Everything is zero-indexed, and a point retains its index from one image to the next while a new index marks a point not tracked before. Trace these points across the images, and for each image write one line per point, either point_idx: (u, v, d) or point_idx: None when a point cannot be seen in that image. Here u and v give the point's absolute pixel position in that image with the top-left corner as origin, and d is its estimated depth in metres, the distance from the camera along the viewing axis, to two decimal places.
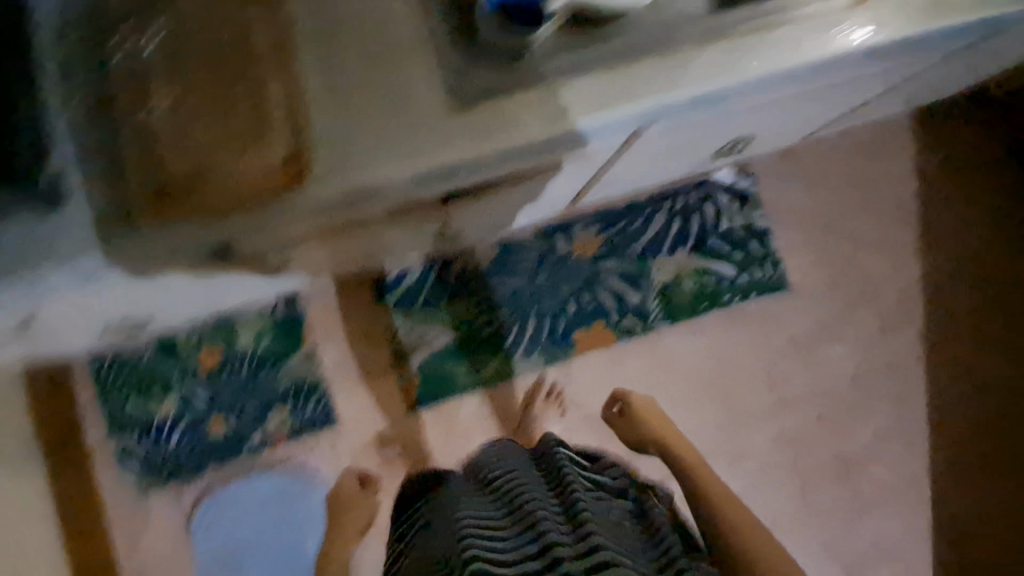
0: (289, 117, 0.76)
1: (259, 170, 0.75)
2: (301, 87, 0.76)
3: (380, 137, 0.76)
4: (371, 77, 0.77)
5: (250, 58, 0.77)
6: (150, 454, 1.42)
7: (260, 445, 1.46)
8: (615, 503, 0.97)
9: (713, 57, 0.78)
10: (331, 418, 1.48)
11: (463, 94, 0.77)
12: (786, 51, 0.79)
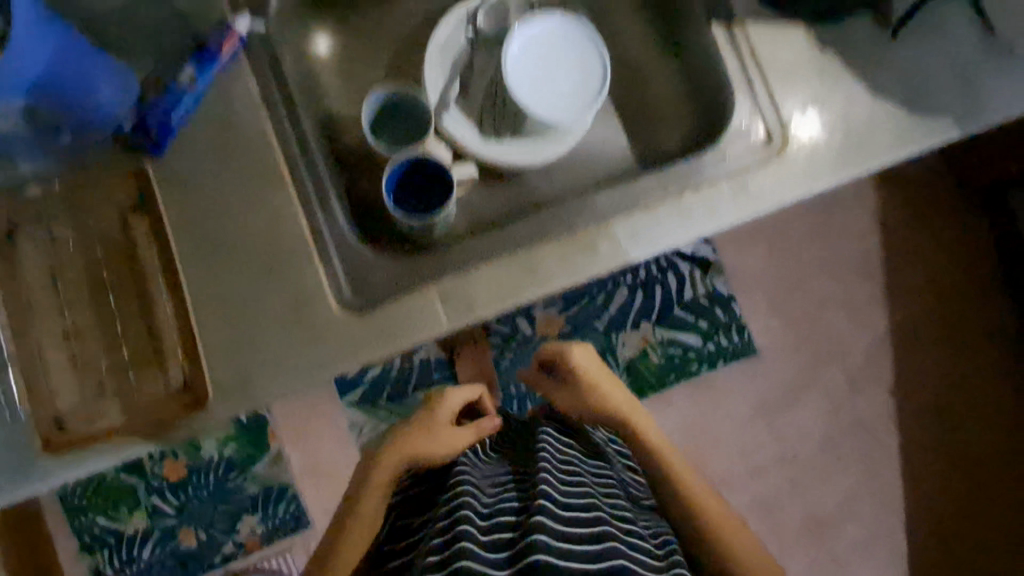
0: (183, 353, 0.69)
1: (153, 411, 0.68)
2: (194, 314, 0.69)
3: (278, 359, 0.69)
4: (274, 294, 0.70)
5: (135, 288, 0.69)
6: (121, 568, 1.37)
7: (235, 551, 1.40)
8: (627, 491, 0.81)
9: (625, 229, 0.75)
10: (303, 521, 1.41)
11: (370, 298, 0.72)
12: (697, 220, 0.75)
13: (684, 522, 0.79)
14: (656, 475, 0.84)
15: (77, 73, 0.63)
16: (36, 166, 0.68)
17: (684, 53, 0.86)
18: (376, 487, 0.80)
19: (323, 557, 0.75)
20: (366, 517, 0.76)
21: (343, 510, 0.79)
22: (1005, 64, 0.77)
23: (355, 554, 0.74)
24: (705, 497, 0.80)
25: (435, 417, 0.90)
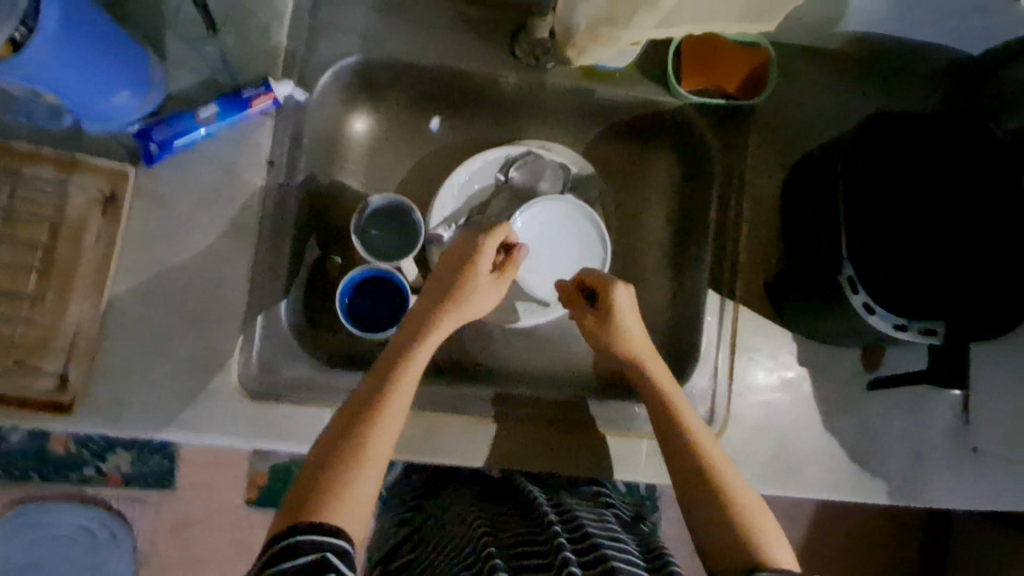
0: (69, 356, 0.67)
1: (20, 397, 0.66)
2: (104, 324, 0.68)
3: (158, 400, 0.69)
4: (186, 340, 0.69)
5: (59, 276, 0.68)
6: None
7: (91, 478, 1.10)
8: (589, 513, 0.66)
9: (537, 440, 0.75)
10: (170, 477, 1.15)
11: (270, 387, 0.71)
12: (608, 464, 0.75)
13: (701, 502, 0.61)
14: (680, 474, 0.63)
15: (101, 79, 0.63)
16: (31, 124, 0.68)
17: (680, 289, 0.82)
18: (412, 371, 0.61)
19: (318, 464, 0.55)
20: (404, 378, 0.60)
21: (364, 390, 0.59)
22: (954, 462, 0.79)
23: (384, 448, 0.56)
24: (726, 466, 0.63)
25: (467, 240, 0.70)
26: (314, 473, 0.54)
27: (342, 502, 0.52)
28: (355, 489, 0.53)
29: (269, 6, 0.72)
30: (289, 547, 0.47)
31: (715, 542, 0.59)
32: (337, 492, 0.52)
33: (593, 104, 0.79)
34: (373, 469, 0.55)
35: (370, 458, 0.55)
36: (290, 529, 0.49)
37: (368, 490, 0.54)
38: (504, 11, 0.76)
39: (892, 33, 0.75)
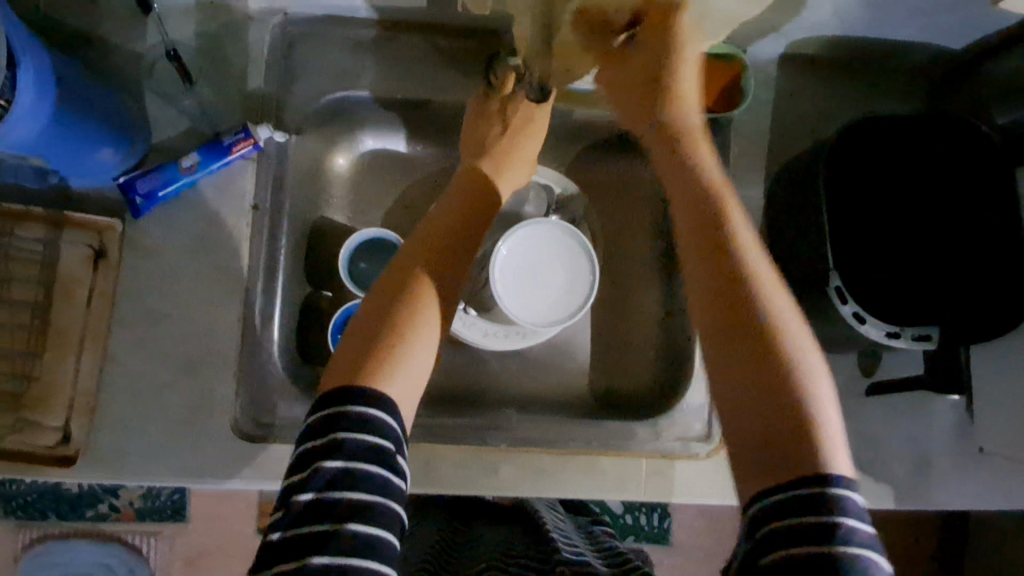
0: (70, 410, 0.68)
1: (24, 452, 0.67)
2: (102, 377, 0.69)
3: (160, 447, 0.70)
4: (183, 386, 0.70)
5: (56, 331, 0.69)
6: None
7: (106, 513, 1.13)
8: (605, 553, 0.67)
9: (535, 465, 0.75)
10: (183, 510, 1.15)
11: (267, 427, 0.72)
12: (608, 485, 0.75)
13: (746, 365, 0.44)
14: (705, 309, 0.47)
15: (83, 139, 0.64)
16: (21, 187, 0.70)
17: (671, 303, 0.82)
18: (455, 251, 0.61)
19: (374, 316, 0.55)
20: (449, 263, 0.60)
21: (405, 264, 0.59)
22: (963, 465, 0.78)
23: (435, 326, 0.56)
24: (774, 289, 0.47)
25: (488, 108, 0.72)
26: (370, 328, 0.54)
27: (397, 365, 0.52)
28: (409, 359, 0.53)
29: (244, 52, 0.73)
30: (354, 420, 0.47)
31: (736, 444, 0.44)
32: (391, 355, 0.52)
33: (572, 125, 0.79)
34: (425, 338, 0.55)
35: (420, 328, 0.55)
36: (340, 389, 0.49)
37: (421, 358, 0.54)
38: (478, 38, 0.77)
39: (868, 35, 0.74)
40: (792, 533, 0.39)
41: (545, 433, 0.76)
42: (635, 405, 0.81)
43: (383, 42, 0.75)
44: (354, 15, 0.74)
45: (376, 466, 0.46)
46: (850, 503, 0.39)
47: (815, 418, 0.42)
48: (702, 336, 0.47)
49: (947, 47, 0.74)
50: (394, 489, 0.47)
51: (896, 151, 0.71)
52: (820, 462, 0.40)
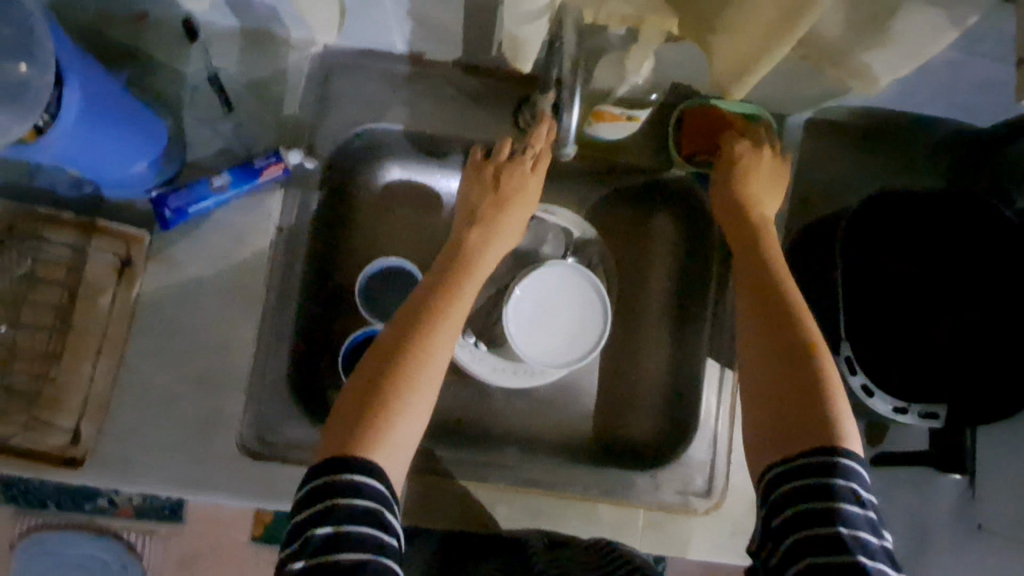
0: (81, 415, 0.70)
1: (33, 451, 0.69)
2: (116, 383, 0.71)
3: (165, 458, 0.71)
4: (193, 400, 0.72)
5: (75, 336, 0.70)
6: None
7: (104, 508, 1.13)
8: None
9: (533, 505, 0.75)
10: (179, 511, 1.15)
11: (271, 446, 0.73)
12: (604, 531, 0.75)
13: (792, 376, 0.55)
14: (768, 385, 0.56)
15: (120, 153, 0.66)
16: (56, 196, 0.72)
17: (679, 354, 0.82)
18: (447, 317, 0.61)
19: (369, 385, 0.56)
20: (441, 330, 0.60)
21: (397, 331, 0.59)
22: None
23: (429, 394, 0.57)
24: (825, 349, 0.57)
25: (484, 168, 0.73)
26: (360, 396, 0.55)
27: (386, 439, 0.53)
28: (399, 433, 0.54)
29: (282, 79, 0.75)
30: (344, 489, 0.49)
31: (767, 431, 0.54)
32: (381, 430, 0.53)
33: (595, 171, 0.81)
34: (415, 409, 0.56)
35: (412, 399, 0.56)
36: (333, 464, 0.50)
37: (411, 430, 0.55)
38: (509, 81, 0.78)
39: (895, 107, 0.75)
40: (811, 509, 0.47)
41: (542, 473, 0.77)
42: (640, 453, 0.81)
43: (416, 79, 0.77)
44: (391, 51, 0.76)
45: (367, 527, 0.48)
46: (856, 475, 0.48)
47: (835, 415, 0.51)
48: (763, 365, 0.57)
49: (975, 124, 0.75)
50: (386, 547, 0.48)
51: (914, 225, 0.71)
52: (834, 445, 0.49)
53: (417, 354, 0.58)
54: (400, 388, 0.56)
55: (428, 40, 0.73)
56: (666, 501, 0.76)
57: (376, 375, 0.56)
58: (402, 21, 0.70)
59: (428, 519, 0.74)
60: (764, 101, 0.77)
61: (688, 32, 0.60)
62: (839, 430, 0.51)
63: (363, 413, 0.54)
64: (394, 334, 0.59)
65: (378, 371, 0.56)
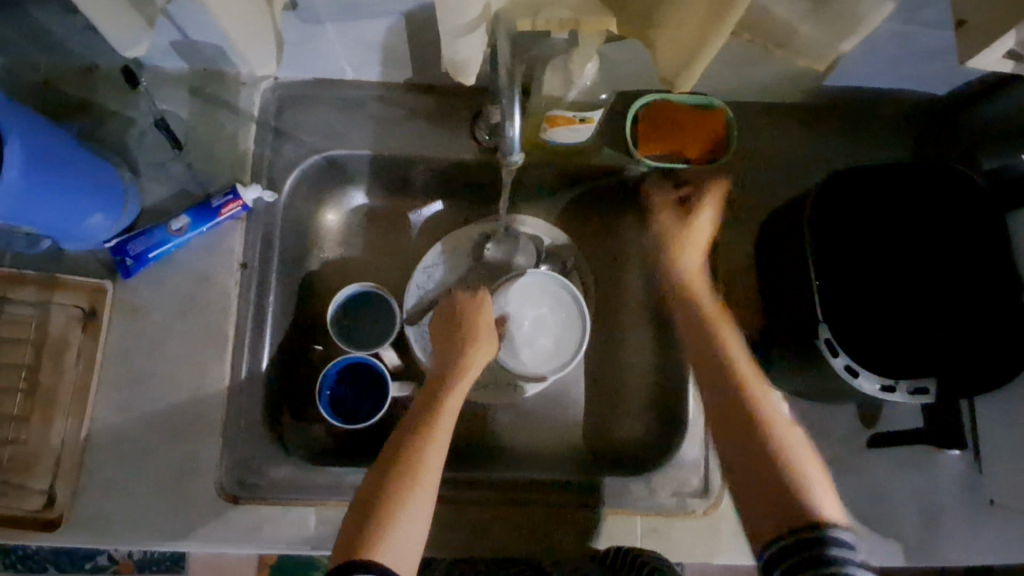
0: (54, 475, 0.68)
1: (8, 517, 0.67)
2: (89, 438, 0.69)
3: (144, 512, 0.69)
4: (169, 450, 0.70)
5: (43, 395, 0.69)
6: None
7: (104, 567, 1.10)
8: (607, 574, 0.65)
9: (524, 525, 0.73)
10: (182, 562, 1.12)
11: (253, 488, 0.70)
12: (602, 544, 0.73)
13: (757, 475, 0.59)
14: (746, 461, 0.60)
15: (73, 206, 0.65)
16: (14, 253, 0.71)
17: (664, 353, 0.80)
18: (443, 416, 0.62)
19: (366, 499, 0.56)
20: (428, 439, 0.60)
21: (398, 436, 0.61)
22: (974, 520, 0.75)
23: (427, 496, 0.57)
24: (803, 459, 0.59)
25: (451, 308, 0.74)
26: (361, 515, 0.55)
27: (388, 549, 0.53)
28: (400, 536, 0.54)
29: (235, 116, 0.75)
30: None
31: (764, 513, 0.56)
32: (381, 533, 0.53)
33: (559, 177, 0.80)
34: (416, 512, 0.56)
35: (411, 503, 0.56)
36: (340, 567, 0.51)
37: (411, 533, 0.55)
38: (462, 97, 0.78)
39: (851, 85, 0.74)
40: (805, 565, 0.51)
41: (532, 483, 0.74)
42: (632, 459, 0.79)
43: (371, 104, 0.77)
44: (343, 77, 0.76)
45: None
46: (851, 545, 0.52)
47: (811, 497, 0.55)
48: (740, 471, 0.60)
49: (932, 94, 0.74)
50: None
51: (882, 200, 0.70)
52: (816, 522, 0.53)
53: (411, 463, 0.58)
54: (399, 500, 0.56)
55: (376, 64, 0.73)
56: (662, 502, 0.73)
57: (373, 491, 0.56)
58: (347, 48, 0.70)
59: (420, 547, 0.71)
60: (718, 91, 0.76)
61: (630, 32, 0.59)
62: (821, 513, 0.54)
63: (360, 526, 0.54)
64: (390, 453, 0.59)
65: (377, 490, 0.56)
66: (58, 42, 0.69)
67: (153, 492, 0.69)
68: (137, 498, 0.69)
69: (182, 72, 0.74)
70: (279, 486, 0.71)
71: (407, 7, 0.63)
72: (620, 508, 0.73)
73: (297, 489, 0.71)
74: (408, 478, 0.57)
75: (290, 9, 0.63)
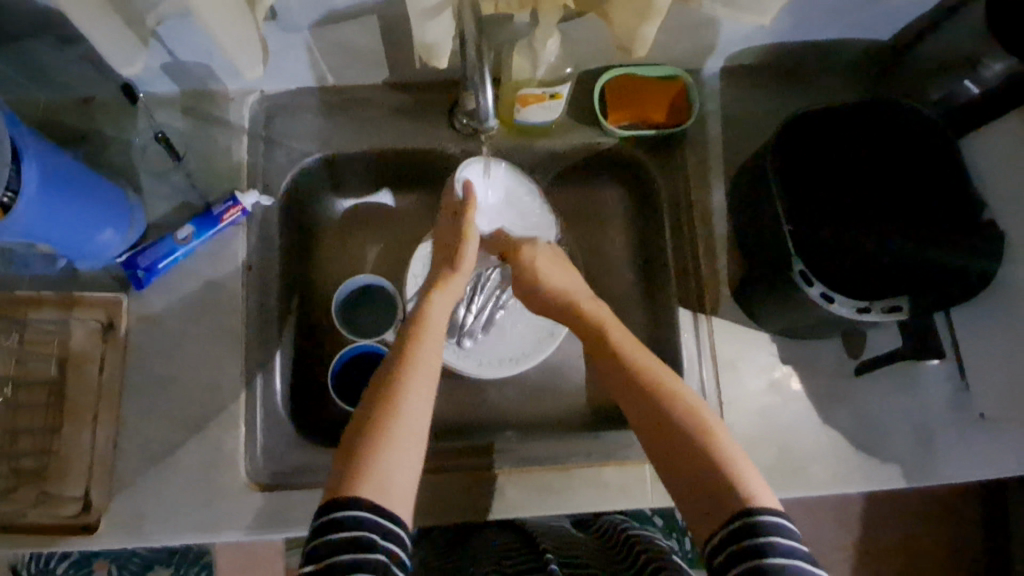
0: (88, 481, 0.71)
1: (46, 525, 0.70)
2: (118, 444, 0.73)
3: (174, 508, 0.72)
4: (193, 447, 0.73)
5: (71, 405, 0.73)
6: None
7: None
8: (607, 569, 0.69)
9: (541, 484, 0.76)
10: None
11: (276, 476, 0.74)
12: (615, 495, 0.75)
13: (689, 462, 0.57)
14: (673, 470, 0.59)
15: (84, 222, 0.70)
16: (32, 276, 0.75)
17: (655, 311, 0.84)
18: (421, 362, 0.64)
19: (354, 432, 0.59)
20: (409, 379, 0.62)
21: (375, 386, 0.62)
22: (967, 435, 0.78)
23: (414, 424, 0.59)
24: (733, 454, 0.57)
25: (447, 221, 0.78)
26: (350, 446, 0.58)
27: (377, 479, 0.54)
28: (388, 473, 0.55)
29: (227, 130, 0.80)
30: (328, 526, 0.52)
31: (695, 505, 0.56)
32: (370, 472, 0.55)
33: (537, 157, 0.84)
34: (399, 446, 0.57)
35: (397, 433, 0.58)
36: (329, 505, 0.53)
37: (401, 468, 0.56)
38: (437, 91, 0.83)
39: (797, 40, 0.80)
40: (735, 554, 0.50)
41: (537, 454, 0.77)
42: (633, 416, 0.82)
43: (353, 107, 0.82)
44: (324, 84, 0.81)
45: (345, 554, 0.50)
46: (781, 532, 0.50)
47: (741, 486, 0.54)
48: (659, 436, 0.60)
49: (875, 39, 0.79)
50: (370, 568, 0.50)
51: (837, 141, 0.75)
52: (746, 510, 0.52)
53: (389, 397, 0.60)
54: (379, 434, 0.58)
55: (354, 66, 0.78)
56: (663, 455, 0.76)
57: (353, 433, 0.59)
58: (326, 53, 0.75)
59: (439, 519, 0.74)
60: (675, 60, 0.81)
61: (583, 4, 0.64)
62: (748, 496, 0.53)
63: (344, 465, 0.56)
64: (371, 394, 0.62)
65: (361, 426, 0.59)
66: (58, 76, 0.74)
67: (182, 488, 0.72)
68: (166, 496, 0.72)
69: (174, 95, 0.80)
70: (301, 472, 0.74)
71: (377, 6, 0.68)
72: (625, 462, 0.76)
73: (319, 472, 0.74)
74: (384, 415, 0.59)
75: (269, 18, 0.68)
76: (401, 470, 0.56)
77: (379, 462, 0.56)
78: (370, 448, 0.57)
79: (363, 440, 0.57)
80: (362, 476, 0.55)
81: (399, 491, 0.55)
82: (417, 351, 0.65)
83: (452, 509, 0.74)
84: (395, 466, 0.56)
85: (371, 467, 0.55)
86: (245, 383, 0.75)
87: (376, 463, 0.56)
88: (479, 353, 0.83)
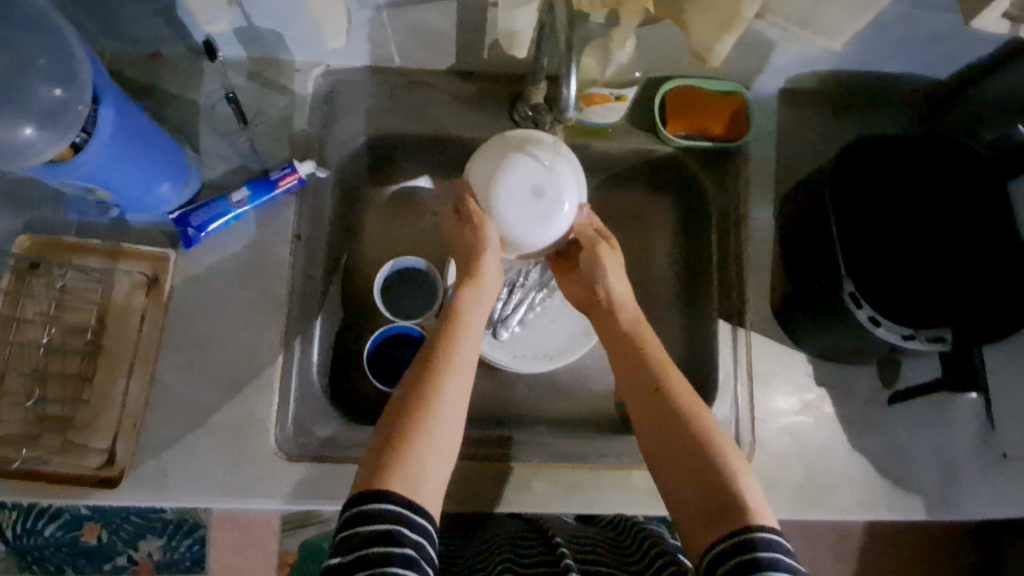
0: (116, 433, 0.70)
1: (69, 474, 0.69)
2: (149, 399, 0.72)
3: (201, 469, 0.71)
4: (225, 410, 0.72)
5: (106, 356, 0.72)
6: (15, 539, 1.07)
7: (125, 566, 1.10)
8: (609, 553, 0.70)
9: (569, 482, 0.75)
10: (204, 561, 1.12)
11: (305, 447, 0.73)
12: (643, 500, 0.75)
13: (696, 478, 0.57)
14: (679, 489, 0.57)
15: (145, 174, 0.70)
16: (81, 222, 0.75)
17: (693, 322, 0.85)
18: (454, 360, 0.61)
19: (386, 426, 0.57)
20: (443, 377, 0.60)
21: (408, 380, 0.60)
22: (992, 474, 0.78)
23: (449, 424, 0.58)
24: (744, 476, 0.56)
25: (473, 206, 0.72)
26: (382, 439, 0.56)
27: (409, 477, 0.53)
28: (420, 472, 0.54)
29: (289, 99, 0.80)
30: (358, 517, 0.50)
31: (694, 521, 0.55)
32: (401, 469, 0.53)
33: (590, 158, 0.85)
34: (432, 444, 0.56)
35: (431, 434, 0.56)
36: (358, 497, 0.52)
37: (434, 468, 0.55)
38: (499, 84, 0.84)
39: (858, 70, 0.81)
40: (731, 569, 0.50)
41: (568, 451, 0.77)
42: None
43: (415, 90, 0.83)
44: (390, 64, 0.82)
45: (377, 547, 0.49)
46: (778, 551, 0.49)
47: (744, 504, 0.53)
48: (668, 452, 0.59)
49: (932, 78, 0.81)
50: (400, 563, 0.48)
51: (891, 172, 0.77)
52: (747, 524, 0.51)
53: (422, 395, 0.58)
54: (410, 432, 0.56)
55: (423, 49, 0.79)
56: None
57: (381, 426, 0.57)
58: (397, 33, 0.76)
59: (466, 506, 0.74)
60: (736, 78, 0.83)
61: (665, 10, 0.65)
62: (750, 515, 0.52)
63: (374, 458, 0.55)
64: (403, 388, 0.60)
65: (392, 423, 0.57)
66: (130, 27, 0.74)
67: (210, 450, 0.71)
68: (193, 457, 0.71)
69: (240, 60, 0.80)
70: (331, 446, 0.74)
71: None
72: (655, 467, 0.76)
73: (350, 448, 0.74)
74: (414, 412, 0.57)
75: None
76: (434, 469, 0.55)
77: (410, 460, 0.54)
78: (401, 444, 0.55)
79: (393, 436, 0.56)
80: (396, 470, 0.53)
81: (432, 488, 0.54)
82: (453, 346, 0.63)
83: (471, 494, 0.75)
84: (430, 463, 0.55)
85: (403, 461, 0.54)
86: (284, 351, 0.75)
87: (410, 458, 0.54)
88: (514, 344, 0.83)
